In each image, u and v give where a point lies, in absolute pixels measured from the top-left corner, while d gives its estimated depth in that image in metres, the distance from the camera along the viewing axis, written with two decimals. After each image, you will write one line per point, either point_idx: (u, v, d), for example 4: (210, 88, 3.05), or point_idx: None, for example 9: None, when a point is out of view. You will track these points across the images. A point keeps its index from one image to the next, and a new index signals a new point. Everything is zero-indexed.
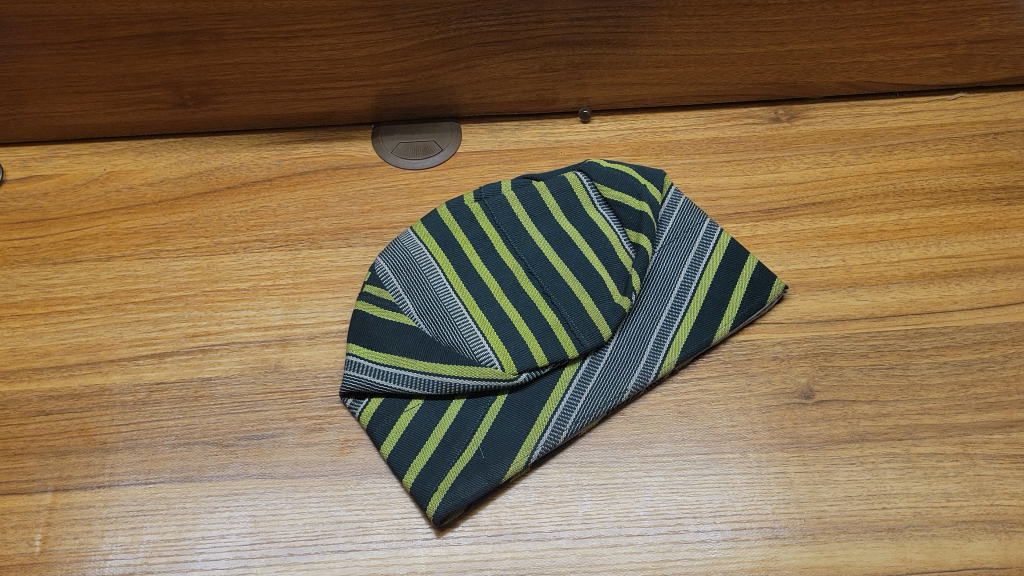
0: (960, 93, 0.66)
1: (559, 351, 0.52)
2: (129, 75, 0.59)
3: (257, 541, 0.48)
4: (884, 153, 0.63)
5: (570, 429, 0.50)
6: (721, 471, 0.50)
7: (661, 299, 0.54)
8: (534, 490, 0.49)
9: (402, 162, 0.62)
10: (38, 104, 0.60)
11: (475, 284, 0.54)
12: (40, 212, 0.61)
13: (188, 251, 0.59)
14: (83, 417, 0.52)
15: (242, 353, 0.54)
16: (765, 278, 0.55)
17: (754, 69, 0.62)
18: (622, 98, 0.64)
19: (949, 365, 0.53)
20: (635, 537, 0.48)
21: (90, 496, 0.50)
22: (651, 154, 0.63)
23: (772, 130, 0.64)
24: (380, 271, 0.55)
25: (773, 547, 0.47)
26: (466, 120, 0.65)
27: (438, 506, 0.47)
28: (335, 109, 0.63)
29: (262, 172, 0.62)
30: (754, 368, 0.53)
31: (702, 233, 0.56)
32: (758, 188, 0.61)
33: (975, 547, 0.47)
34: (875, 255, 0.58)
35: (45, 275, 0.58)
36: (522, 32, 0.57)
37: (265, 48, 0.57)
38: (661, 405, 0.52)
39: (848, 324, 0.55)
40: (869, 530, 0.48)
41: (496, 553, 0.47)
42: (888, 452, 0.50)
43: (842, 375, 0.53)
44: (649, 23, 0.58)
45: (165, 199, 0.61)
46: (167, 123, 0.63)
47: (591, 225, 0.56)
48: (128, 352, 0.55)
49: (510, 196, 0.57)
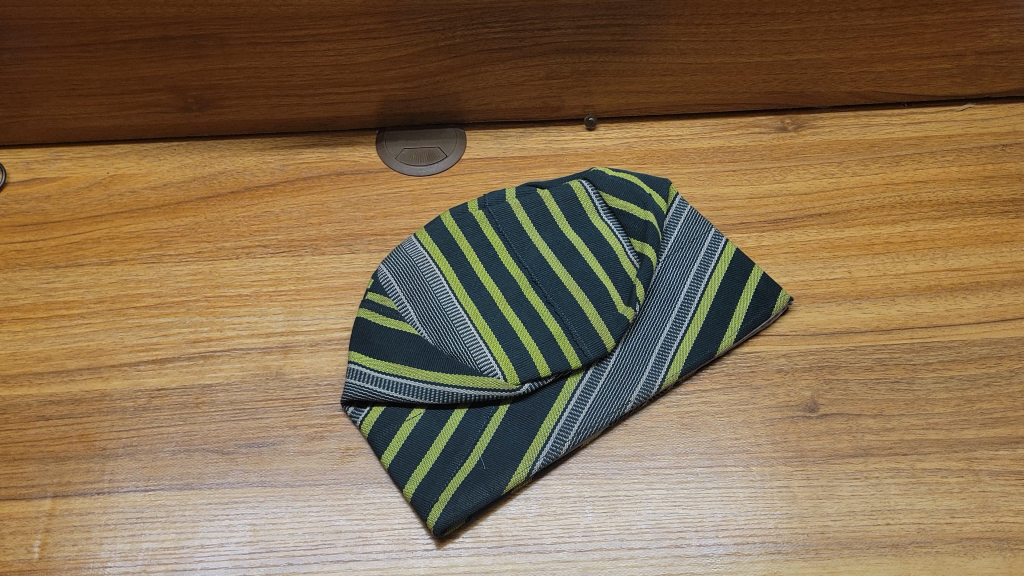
0: (968, 104, 0.65)
1: (562, 362, 0.51)
2: (132, 79, 0.58)
3: (256, 550, 0.48)
4: (890, 164, 0.62)
5: (573, 440, 0.50)
6: (724, 485, 0.50)
7: (665, 309, 0.54)
8: (535, 501, 0.49)
9: (406, 168, 0.62)
10: (40, 106, 0.60)
11: (478, 293, 0.54)
12: (42, 215, 0.61)
13: (190, 256, 0.58)
14: (84, 423, 0.52)
15: (243, 360, 0.54)
16: (770, 290, 0.54)
17: (761, 78, 0.62)
18: (628, 106, 0.64)
19: (955, 380, 0.53)
20: (636, 550, 0.47)
21: (89, 502, 0.49)
22: (657, 163, 0.62)
23: (779, 140, 0.64)
24: (382, 279, 0.54)
25: (776, 562, 0.47)
26: (470, 126, 0.64)
27: (439, 517, 0.47)
28: (340, 115, 0.62)
29: (265, 177, 0.62)
30: (758, 380, 0.53)
31: (707, 243, 0.56)
32: (765, 198, 0.61)
33: (979, 564, 0.47)
34: (882, 267, 0.58)
35: (47, 278, 0.58)
36: (528, 39, 0.57)
37: (269, 53, 0.57)
38: (664, 417, 0.52)
39: (853, 336, 0.55)
40: (873, 545, 0.47)
41: (497, 565, 0.47)
42: (893, 467, 0.50)
43: (847, 389, 0.53)
44: (656, 31, 0.57)
45: (168, 203, 0.61)
46: (171, 126, 0.63)
47: (595, 233, 0.56)
48: (129, 357, 0.54)
49: (515, 204, 0.57)
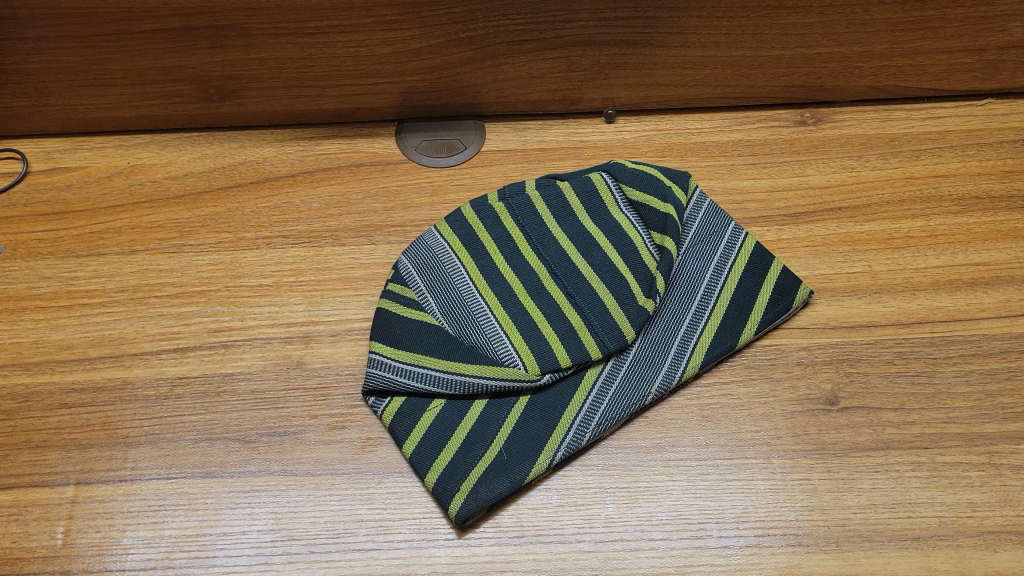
0: (988, 99, 0.65)
1: (583, 353, 0.51)
2: (154, 69, 0.59)
3: (277, 539, 0.48)
4: (910, 159, 0.62)
5: (594, 430, 0.50)
6: (744, 477, 0.50)
7: (686, 302, 0.54)
8: (556, 491, 0.49)
9: (425, 160, 0.62)
10: (62, 96, 0.60)
11: (499, 284, 0.54)
12: (64, 204, 0.61)
13: (211, 246, 0.59)
14: (106, 410, 0.52)
15: (264, 350, 0.54)
16: (790, 283, 0.55)
17: (781, 71, 0.62)
18: (648, 99, 0.64)
19: (975, 374, 0.53)
20: (657, 541, 0.47)
21: (112, 490, 0.50)
22: (676, 156, 0.62)
23: (799, 133, 0.64)
24: (403, 269, 0.55)
25: (797, 554, 0.47)
26: (489, 119, 0.64)
27: (461, 506, 0.47)
28: (360, 106, 0.62)
29: (285, 168, 0.62)
30: (778, 372, 0.53)
31: (728, 236, 0.56)
32: (784, 191, 0.61)
33: (1001, 557, 0.46)
34: (901, 262, 0.58)
35: (68, 267, 0.58)
36: (549, 31, 0.57)
37: (291, 43, 0.57)
38: (684, 409, 0.52)
39: (874, 330, 0.55)
40: (893, 538, 0.47)
41: (518, 555, 0.47)
42: (913, 460, 0.50)
43: (867, 382, 0.53)
44: (677, 23, 0.57)
45: (188, 193, 0.61)
46: (191, 117, 0.63)
47: (616, 226, 0.56)
48: (151, 346, 0.54)
49: (535, 196, 0.57)
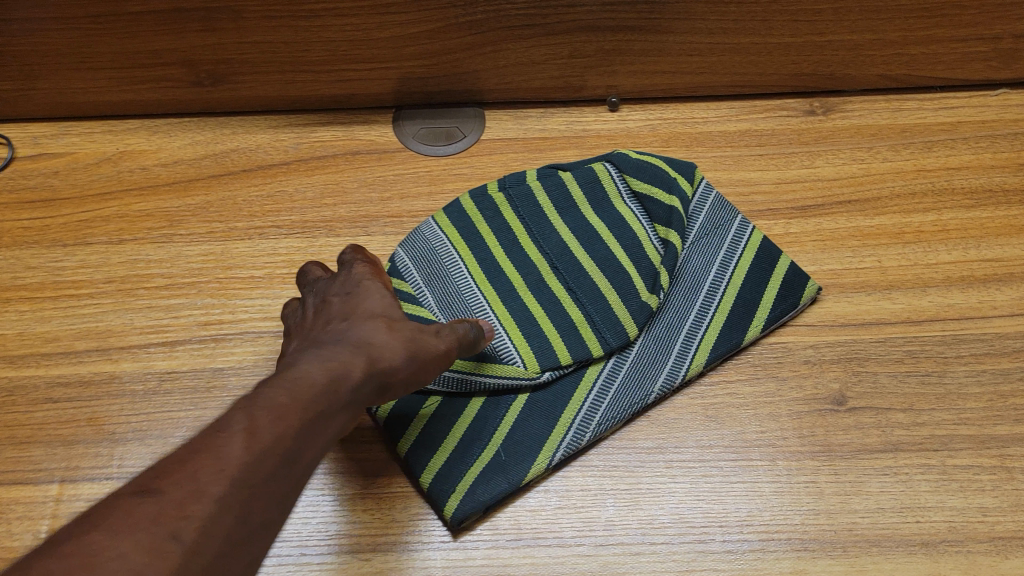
0: (1003, 89, 0.63)
1: (584, 350, 0.50)
2: (143, 52, 0.57)
3: None
4: (922, 150, 0.60)
5: (594, 430, 0.48)
6: (748, 479, 0.48)
7: (690, 298, 0.52)
8: (555, 494, 0.48)
9: (423, 148, 0.60)
10: (49, 79, 0.59)
11: (499, 278, 0.52)
12: (50, 191, 0.59)
13: (202, 236, 0.57)
14: (93, 405, 0.51)
15: (256, 344, 0.52)
16: (798, 279, 0.53)
17: (791, 59, 0.60)
18: (652, 87, 0.62)
19: (987, 373, 0.51)
20: (659, 546, 0.46)
21: (97, 488, 0.48)
22: (681, 146, 0.61)
23: (807, 123, 0.62)
24: (400, 262, 0.53)
25: (803, 559, 0.45)
26: (489, 106, 0.62)
27: (456, 508, 0.46)
28: (356, 92, 0.61)
29: (279, 156, 0.60)
30: (785, 371, 0.52)
31: (734, 231, 0.54)
32: (792, 183, 0.59)
33: (1012, 564, 0.45)
34: (912, 257, 0.56)
35: (55, 257, 0.56)
36: (551, 16, 0.55)
37: (285, 27, 0.55)
38: (688, 408, 0.51)
39: (883, 328, 0.53)
40: (902, 544, 0.46)
41: (516, 558, 0.46)
42: (923, 463, 0.48)
43: (876, 381, 0.51)
44: (684, 9, 0.55)
45: (179, 181, 0.59)
46: (182, 102, 0.61)
47: (619, 218, 0.54)
48: (139, 339, 0.53)
49: (536, 187, 0.55)
